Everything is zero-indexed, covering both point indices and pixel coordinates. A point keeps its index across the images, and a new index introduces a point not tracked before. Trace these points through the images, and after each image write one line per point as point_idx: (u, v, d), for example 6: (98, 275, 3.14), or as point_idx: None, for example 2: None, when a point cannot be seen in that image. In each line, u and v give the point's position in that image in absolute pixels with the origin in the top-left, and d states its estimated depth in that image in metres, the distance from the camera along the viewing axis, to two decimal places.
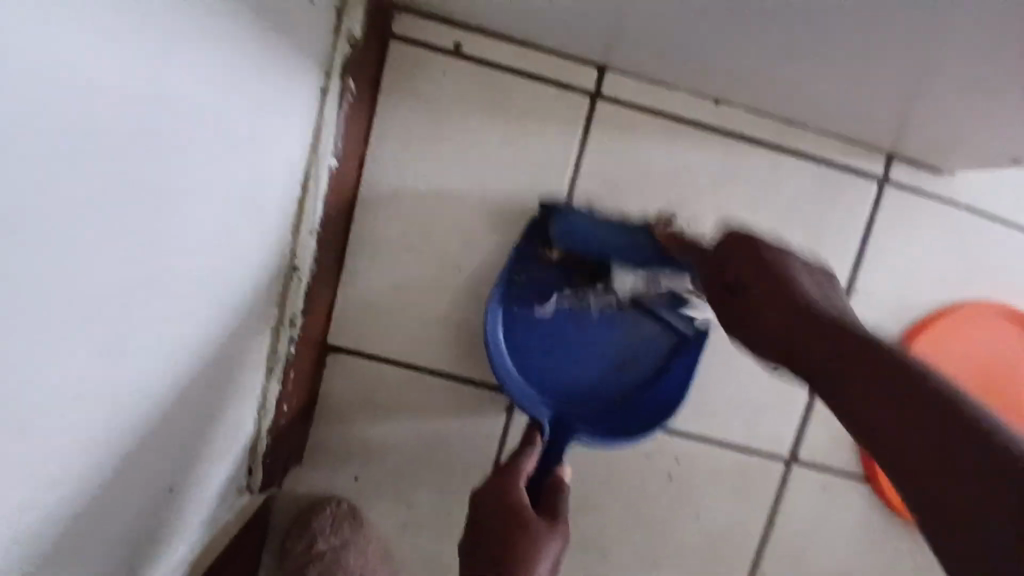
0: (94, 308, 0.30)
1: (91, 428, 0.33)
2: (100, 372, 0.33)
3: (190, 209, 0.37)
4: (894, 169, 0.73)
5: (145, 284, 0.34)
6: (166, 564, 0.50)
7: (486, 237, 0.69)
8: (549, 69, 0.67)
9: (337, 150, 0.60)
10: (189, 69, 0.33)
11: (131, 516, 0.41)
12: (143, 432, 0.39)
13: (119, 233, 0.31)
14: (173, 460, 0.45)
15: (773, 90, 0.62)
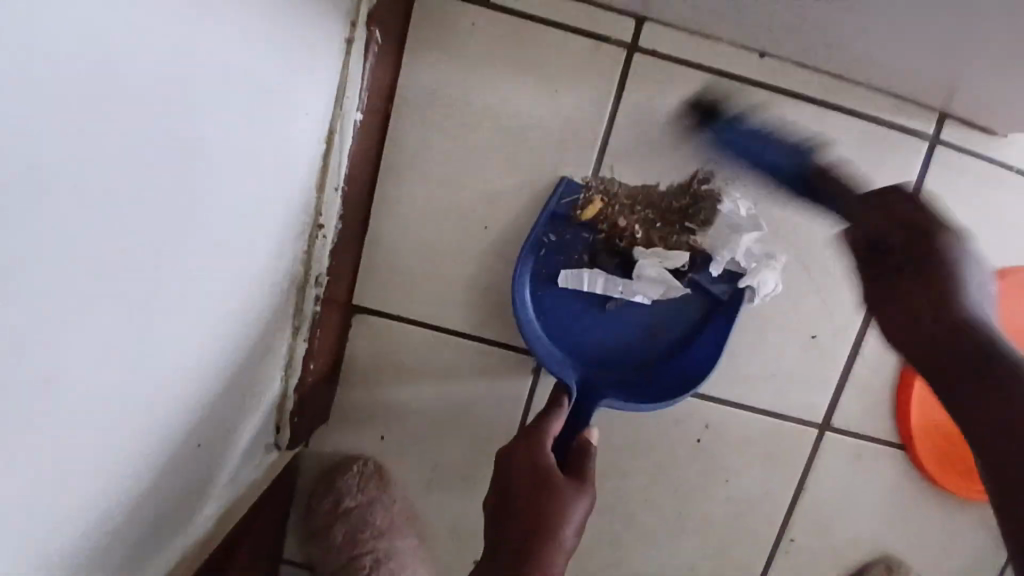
0: (94, 307, 0.31)
1: (99, 423, 0.34)
2: (104, 372, 0.33)
3: (195, 196, 0.37)
4: (946, 128, 0.69)
5: (148, 284, 0.35)
6: (187, 538, 0.52)
7: (515, 196, 0.67)
8: (583, 21, 0.64)
9: (361, 104, 0.58)
10: (200, 56, 0.33)
11: (148, 490, 0.42)
12: (153, 424, 0.40)
13: (119, 231, 0.31)
14: (189, 435, 0.46)
15: (821, 42, 0.58)
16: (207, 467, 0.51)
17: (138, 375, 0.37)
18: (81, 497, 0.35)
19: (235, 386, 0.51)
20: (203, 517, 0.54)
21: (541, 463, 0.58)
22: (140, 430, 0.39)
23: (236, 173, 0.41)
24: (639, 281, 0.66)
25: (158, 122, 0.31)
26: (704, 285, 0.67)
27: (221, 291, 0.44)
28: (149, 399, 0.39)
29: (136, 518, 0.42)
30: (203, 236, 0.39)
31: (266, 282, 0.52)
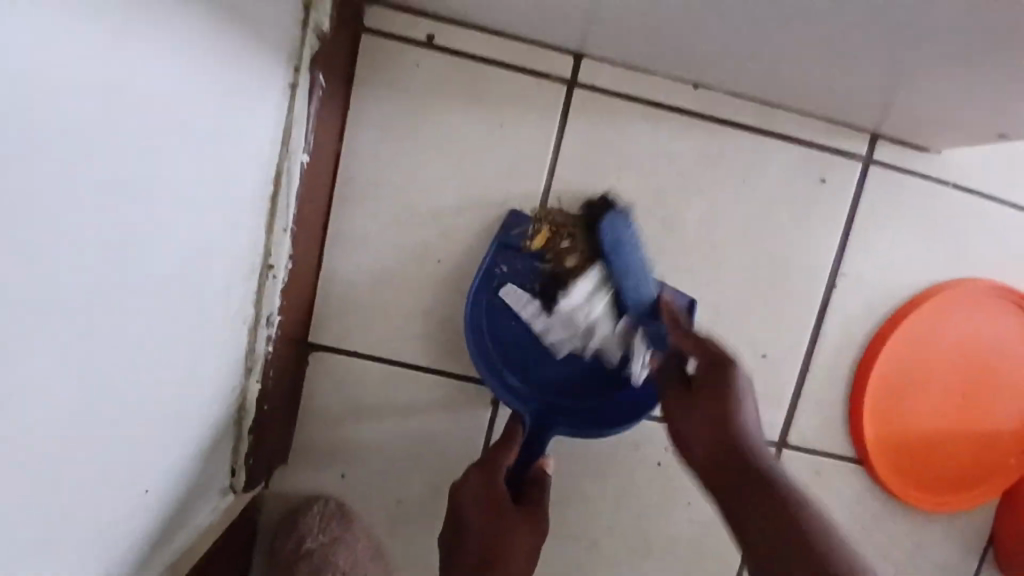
0: (73, 336, 0.32)
1: (78, 439, 0.35)
2: (75, 379, 0.33)
3: (157, 226, 0.38)
4: (878, 148, 0.72)
5: (117, 291, 0.35)
6: (156, 561, 0.51)
7: (466, 230, 0.68)
8: (524, 59, 0.66)
9: (308, 145, 0.59)
10: (156, 66, 0.34)
11: (123, 508, 0.43)
12: (127, 430, 0.40)
13: (88, 262, 0.32)
14: (162, 453, 0.47)
15: (753, 72, 0.61)
16: (180, 491, 0.52)
17: (110, 385, 0.37)
18: (70, 516, 0.37)
19: (202, 414, 0.52)
20: (177, 543, 0.54)
21: (500, 499, 0.60)
22: (117, 443, 0.40)
23: (193, 204, 0.43)
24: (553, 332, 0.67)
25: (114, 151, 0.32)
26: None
27: (186, 320, 0.45)
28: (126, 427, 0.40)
29: (114, 544, 0.43)
30: (165, 268, 0.41)
31: (225, 314, 0.52)
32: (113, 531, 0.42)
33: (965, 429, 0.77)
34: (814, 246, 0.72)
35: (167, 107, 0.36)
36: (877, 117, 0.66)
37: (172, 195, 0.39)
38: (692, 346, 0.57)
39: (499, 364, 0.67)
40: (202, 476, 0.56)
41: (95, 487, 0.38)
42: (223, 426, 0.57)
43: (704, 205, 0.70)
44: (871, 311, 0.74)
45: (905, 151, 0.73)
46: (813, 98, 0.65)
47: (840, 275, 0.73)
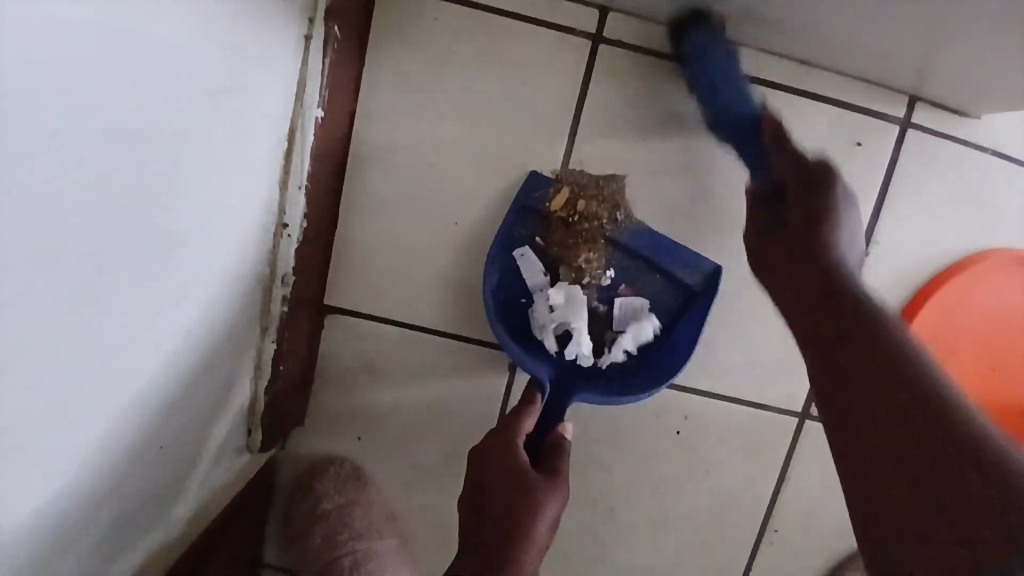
0: (80, 299, 0.32)
1: (87, 396, 0.35)
2: (83, 337, 0.33)
3: (162, 183, 0.37)
4: (916, 112, 0.69)
5: (125, 248, 0.35)
6: (172, 518, 0.51)
7: (485, 193, 0.66)
8: (547, 13, 0.64)
9: (323, 101, 0.57)
10: (167, 10, 0.33)
11: (135, 465, 0.43)
12: (136, 390, 0.40)
13: (93, 223, 0.31)
14: (173, 411, 0.46)
15: (788, 29, 0.58)
16: (194, 451, 0.52)
17: (120, 343, 0.37)
18: (81, 474, 0.36)
19: (213, 374, 0.52)
20: (191, 501, 0.55)
21: (514, 460, 0.59)
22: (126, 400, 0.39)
23: (201, 160, 0.41)
24: (550, 337, 0.65)
25: (121, 106, 0.31)
26: (678, 276, 0.67)
27: (194, 280, 0.44)
28: (133, 392, 0.40)
29: (125, 504, 0.43)
30: (171, 227, 0.39)
31: (238, 273, 0.52)
32: (122, 493, 0.42)
33: (993, 405, 0.75)
34: None
35: (174, 57, 0.35)
36: (918, 78, 0.63)
37: (179, 149, 0.38)
38: (787, 166, 0.56)
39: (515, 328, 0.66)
40: (217, 434, 0.56)
41: (103, 452, 0.38)
42: (237, 385, 0.57)
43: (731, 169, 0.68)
44: (902, 281, 0.72)
45: (945, 116, 0.70)
46: (851, 58, 0.61)
47: (871, 243, 0.70)
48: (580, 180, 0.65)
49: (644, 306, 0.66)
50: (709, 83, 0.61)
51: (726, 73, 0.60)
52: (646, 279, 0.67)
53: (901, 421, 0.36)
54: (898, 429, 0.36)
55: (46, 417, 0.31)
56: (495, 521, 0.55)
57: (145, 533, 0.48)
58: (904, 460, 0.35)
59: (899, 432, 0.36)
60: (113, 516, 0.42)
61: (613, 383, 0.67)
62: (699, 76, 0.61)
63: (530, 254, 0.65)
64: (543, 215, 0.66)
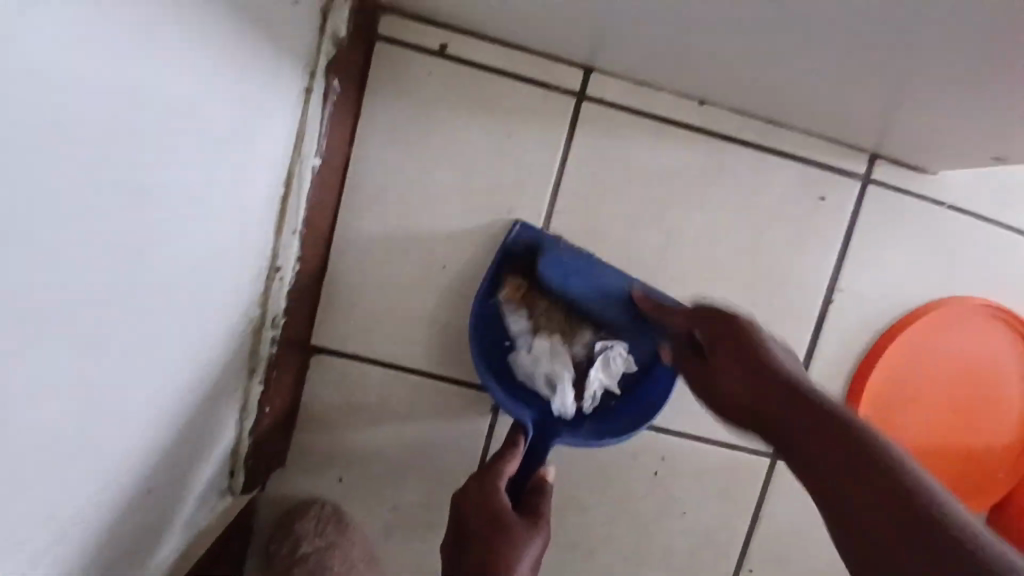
0: (75, 339, 0.32)
1: (75, 432, 0.35)
2: (73, 373, 0.33)
3: (158, 227, 0.38)
4: (876, 169, 0.74)
5: (120, 287, 0.36)
6: (151, 561, 0.51)
7: (472, 238, 0.69)
8: (534, 70, 0.67)
9: (320, 149, 0.59)
10: (170, 62, 0.35)
11: (118, 505, 0.43)
12: (123, 428, 0.40)
13: (87, 266, 0.32)
14: (158, 451, 0.46)
15: (759, 91, 0.62)
16: (175, 491, 0.52)
17: (110, 380, 0.37)
18: (62, 512, 0.36)
19: (198, 415, 0.52)
20: (171, 543, 0.54)
21: (496, 503, 0.59)
22: (111, 438, 0.39)
23: (198, 206, 0.42)
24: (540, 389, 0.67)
25: (119, 152, 0.32)
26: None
27: (185, 321, 0.45)
28: (119, 432, 0.40)
29: (105, 545, 0.43)
30: (166, 270, 0.40)
31: (228, 315, 0.52)
32: (102, 534, 0.42)
33: (956, 445, 0.78)
34: (813, 262, 0.73)
35: (173, 108, 0.36)
36: (878, 138, 0.67)
37: (175, 194, 0.39)
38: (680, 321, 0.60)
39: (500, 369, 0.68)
40: (201, 475, 0.56)
41: (85, 492, 0.38)
42: (222, 426, 0.57)
43: (707, 220, 0.71)
44: (867, 327, 0.75)
45: (903, 173, 0.75)
46: (817, 119, 0.66)
47: (838, 290, 0.74)
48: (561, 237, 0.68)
49: (625, 349, 0.68)
50: (577, 285, 0.66)
51: (579, 267, 0.66)
52: None
53: (890, 498, 0.36)
54: (891, 504, 0.36)
55: (31, 454, 0.32)
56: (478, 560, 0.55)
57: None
58: (908, 531, 0.34)
59: (888, 509, 0.36)
60: (96, 558, 0.42)
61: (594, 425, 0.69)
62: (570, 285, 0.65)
63: (514, 301, 0.68)
64: (524, 270, 0.69)
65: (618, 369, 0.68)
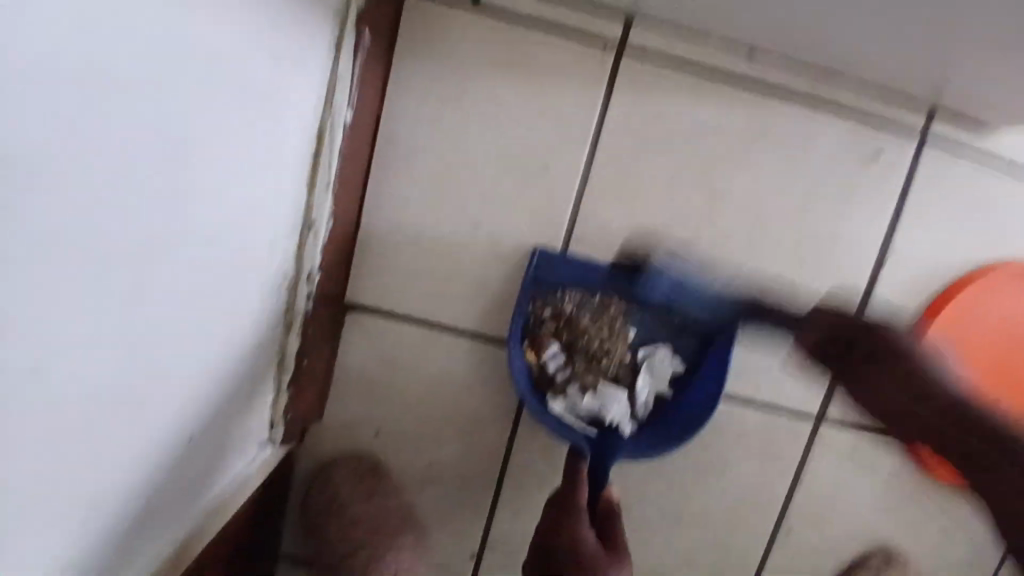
0: (116, 276, 0.32)
1: (118, 386, 0.35)
2: (117, 326, 0.34)
3: (179, 180, 0.36)
4: (937, 121, 0.69)
5: (160, 244, 0.35)
6: (204, 505, 0.53)
7: (507, 196, 0.67)
8: (571, 19, 0.64)
9: (352, 104, 0.58)
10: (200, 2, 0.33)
11: (168, 457, 0.44)
12: (166, 383, 0.41)
13: (126, 216, 0.32)
14: (204, 403, 0.47)
15: (812, 37, 0.58)
16: (223, 442, 0.53)
17: (153, 337, 0.37)
18: (115, 459, 0.37)
19: (233, 368, 0.51)
20: (215, 491, 0.54)
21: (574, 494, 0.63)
22: (159, 395, 0.40)
23: (233, 165, 0.42)
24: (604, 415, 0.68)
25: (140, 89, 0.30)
26: (694, 317, 0.69)
27: (223, 278, 0.45)
28: (159, 385, 0.40)
29: (164, 496, 0.45)
30: (206, 226, 0.40)
31: (266, 280, 0.53)
32: (160, 489, 0.44)
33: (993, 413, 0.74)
34: (864, 220, 0.70)
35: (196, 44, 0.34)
36: (942, 87, 0.63)
37: (200, 145, 0.37)
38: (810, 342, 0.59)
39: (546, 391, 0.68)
40: (245, 425, 0.57)
41: (125, 446, 0.37)
42: (261, 380, 0.58)
43: (750, 176, 0.68)
44: (922, 290, 0.72)
45: (967, 124, 0.70)
46: (875, 65, 0.62)
47: (890, 250, 0.71)
48: (581, 262, 0.68)
49: (668, 351, 0.70)
50: (686, 294, 0.68)
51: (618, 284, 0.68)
52: (660, 323, 0.70)
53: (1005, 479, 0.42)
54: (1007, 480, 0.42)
55: (74, 411, 0.32)
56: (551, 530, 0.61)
57: (171, 523, 0.48)
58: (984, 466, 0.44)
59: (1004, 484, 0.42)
60: (150, 504, 0.43)
61: (655, 434, 0.68)
62: (677, 296, 0.68)
63: (546, 331, 0.68)
64: (553, 301, 0.69)
65: (664, 372, 0.70)
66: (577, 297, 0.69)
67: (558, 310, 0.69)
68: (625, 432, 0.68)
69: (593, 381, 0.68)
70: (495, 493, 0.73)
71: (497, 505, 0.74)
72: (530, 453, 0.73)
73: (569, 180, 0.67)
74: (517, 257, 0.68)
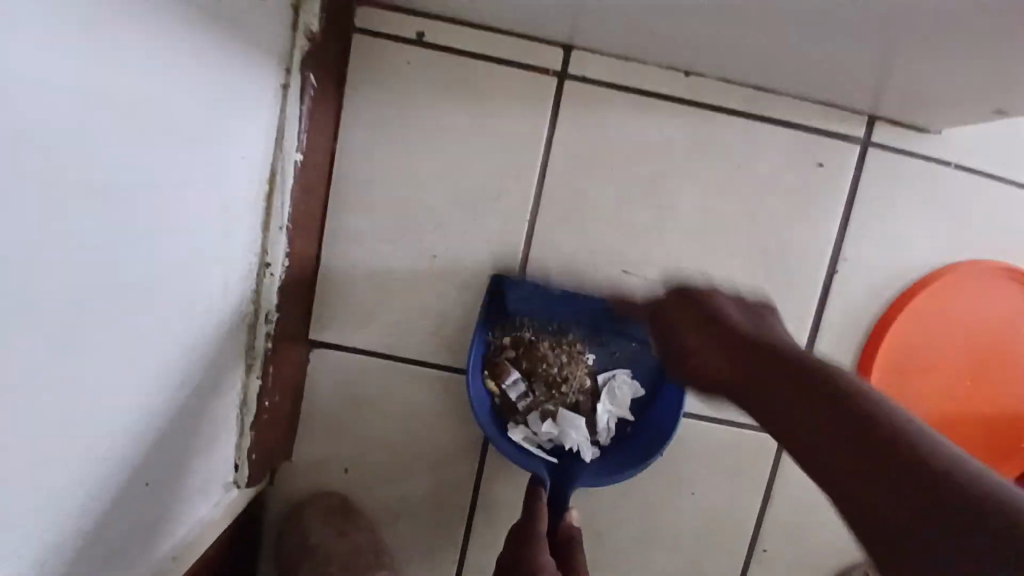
0: (56, 316, 0.33)
1: (62, 427, 0.35)
2: (59, 366, 0.34)
3: (121, 220, 0.36)
4: (875, 132, 0.72)
5: (103, 282, 0.36)
6: (165, 548, 0.53)
7: (463, 226, 0.68)
8: (514, 53, 0.67)
9: (302, 145, 0.59)
10: (136, 49, 0.34)
11: (120, 498, 0.43)
12: (116, 422, 0.41)
13: (64, 256, 0.32)
14: (158, 442, 0.47)
15: (743, 58, 0.61)
16: (180, 483, 0.53)
17: (99, 376, 0.38)
18: (62, 501, 0.37)
19: (189, 408, 0.51)
20: (179, 533, 0.55)
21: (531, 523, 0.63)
22: (107, 433, 0.40)
23: (180, 206, 0.43)
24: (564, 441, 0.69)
25: (116, 129, 0.34)
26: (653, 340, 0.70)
27: (173, 315, 0.45)
28: (107, 423, 0.40)
29: (119, 539, 0.45)
30: (151, 266, 0.41)
31: (221, 319, 0.54)
32: (113, 531, 0.44)
33: (974, 411, 0.76)
34: (812, 231, 0.72)
35: (145, 91, 0.36)
36: (875, 99, 0.66)
37: (142, 184, 0.38)
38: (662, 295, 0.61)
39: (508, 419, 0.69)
40: (204, 464, 0.56)
41: (70, 485, 0.37)
42: (220, 418, 0.58)
43: (698, 195, 0.70)
44: (875, 296, 0.74)
45: (904, 134, 0.73)
46: (807, 81, 0.64)
47: (840, 259, 0.73)
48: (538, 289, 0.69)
49: (627, 376, 0.71)
50: (540, 310, 0.69)
51: (577, 309, 0.69)
52: (620, 347, 0.71)
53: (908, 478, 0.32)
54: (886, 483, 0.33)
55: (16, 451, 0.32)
56: (510, 561, 0.60)
57: (127, 568, 0.47)
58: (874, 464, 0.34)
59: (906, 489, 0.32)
60: (104, 548, 0.43)
61: (617, 458, 0.69)
62: (533, 314, 0.69)
63: (505, 359, 0.69)
64: (511, 329, 0.70)
65: (627, 396, 0.71)
66: (535, 324, 0.70)
67: (517, 337, 0.70)
68: (586, 458, 0.69)
69: (553, 409, 0.69)
70: (468, 524, 0.73)
71: (471, 536, 0.74)
72: (500, 481, 0.73)
73: (522, 206, 0.69)
74: (475, 286, 0.70)
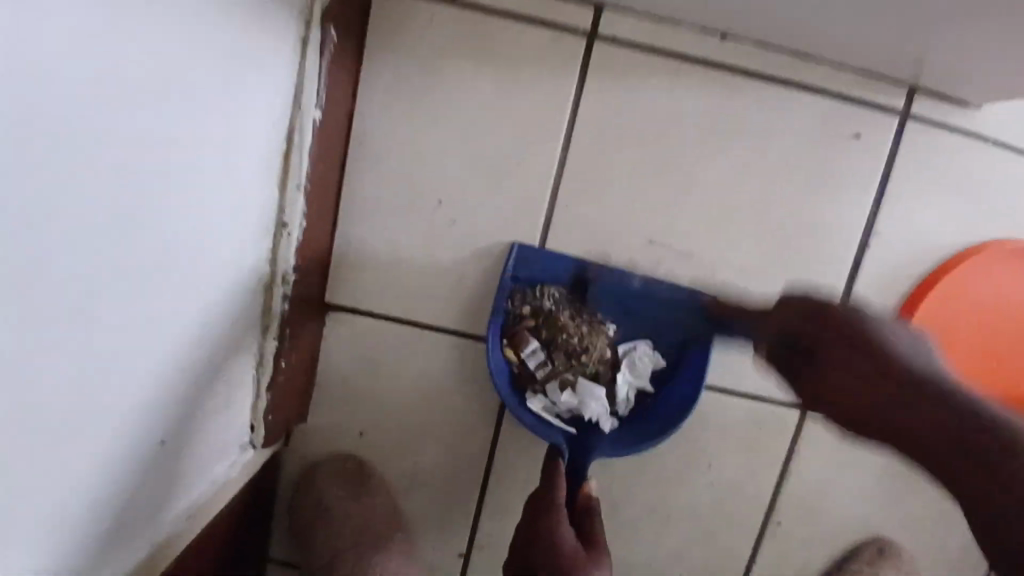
0: (72, 282, 0.32)
1: (78, 394, 0.35)
2: (76, 332, 0.33)
3: (138, 183, 0.36)
4: (915, 104, 0.69)
5: (119, 247, 0.35)
6: (181, 506, 0.53)
7: (483, 191, 0.67)
8: (540, 10, 0.64)
9: (321, 103, 0.58)
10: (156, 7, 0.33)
11: (137, 460, 0.44)
12: (132, 386, 0.41)
13: (79, 221, 0.31)
14: (174, 405, 0.47)
15: (781, 23, 0.58)
16: (197, 443, 0.53)
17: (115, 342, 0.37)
18: (78, 466, 0.37)
19: (205, 370, 0.51)
20: (195, 493, 0.55)
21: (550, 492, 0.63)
22: (123, 398, 0.40)
23: (198, 168, 0.42)
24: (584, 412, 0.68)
25: (123, 121, 0.33)
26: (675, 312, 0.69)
27: (190, 278, 0.45)
28: (124, 387, 0.40)
29: (134, 499, 0.45)
30: (169, 229, 0.40)
31: (237, 281, 0.53)
32: (130, 491, 0.44)
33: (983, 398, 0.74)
34: (843, 206, 0.69)
35: (165, 50, 0.35)
36: (918, 69, 0.63)
37: (160, 145, 0.37)
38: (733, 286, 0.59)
39: (526, 389, 0.68)
40: (220, 425, 0.57)
41: (86, 450, 0.37)
42: (236, 380, 0.57)
43: (726, 165, 0.68)
44: (904, 276, 0.72)
45: (945, 107, 0.69)
46: (846, 49, 0.61)
47: (871, 236, 0.70)
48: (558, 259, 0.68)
49: (649, 347, 0.70)
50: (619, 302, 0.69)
51: (598, 279, 0.68)
52: (642, 318, 0.70)
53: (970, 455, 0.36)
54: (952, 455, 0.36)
55: (32, 418, 0.32)
56: (527, 533, 0.61)
57: (144, 526, 0.47)
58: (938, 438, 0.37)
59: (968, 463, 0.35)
60: (120, 508, 0.43)
61: (637, 430, 0.69)
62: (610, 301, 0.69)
63: (524, 328, 0.68)
64: (531, 298, 0.68)
65: (646, 367, 0.69)
66: (556, 293, 0.68)
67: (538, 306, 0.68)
68: (605, 429, 0.68)
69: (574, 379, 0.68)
70: (481, 491, 0.73)
71: (484, 503, 0.74)
72: (514, 450, 0.72)
73: (544, 173, 0.67)
74: (495, 253, 0.68)
